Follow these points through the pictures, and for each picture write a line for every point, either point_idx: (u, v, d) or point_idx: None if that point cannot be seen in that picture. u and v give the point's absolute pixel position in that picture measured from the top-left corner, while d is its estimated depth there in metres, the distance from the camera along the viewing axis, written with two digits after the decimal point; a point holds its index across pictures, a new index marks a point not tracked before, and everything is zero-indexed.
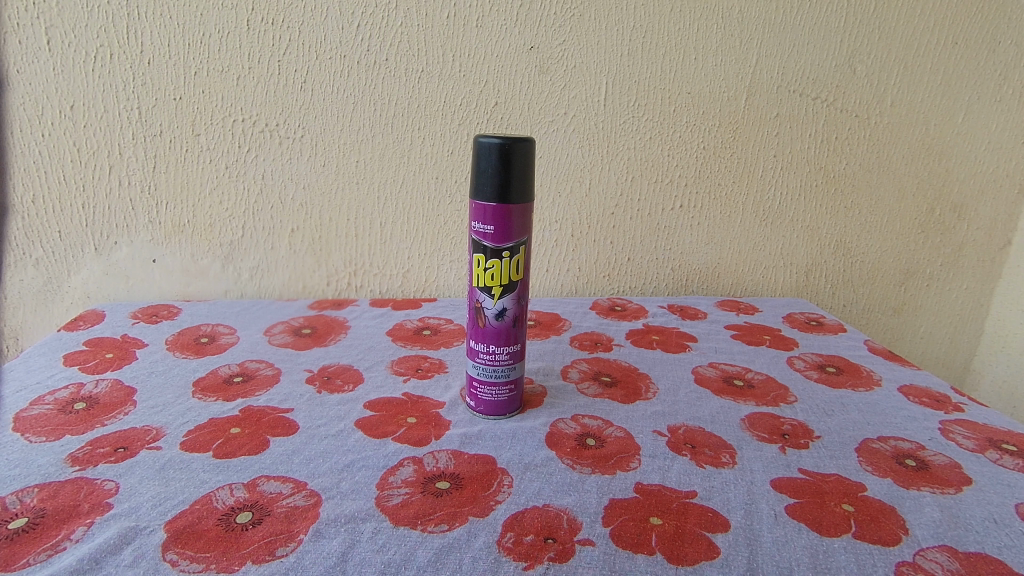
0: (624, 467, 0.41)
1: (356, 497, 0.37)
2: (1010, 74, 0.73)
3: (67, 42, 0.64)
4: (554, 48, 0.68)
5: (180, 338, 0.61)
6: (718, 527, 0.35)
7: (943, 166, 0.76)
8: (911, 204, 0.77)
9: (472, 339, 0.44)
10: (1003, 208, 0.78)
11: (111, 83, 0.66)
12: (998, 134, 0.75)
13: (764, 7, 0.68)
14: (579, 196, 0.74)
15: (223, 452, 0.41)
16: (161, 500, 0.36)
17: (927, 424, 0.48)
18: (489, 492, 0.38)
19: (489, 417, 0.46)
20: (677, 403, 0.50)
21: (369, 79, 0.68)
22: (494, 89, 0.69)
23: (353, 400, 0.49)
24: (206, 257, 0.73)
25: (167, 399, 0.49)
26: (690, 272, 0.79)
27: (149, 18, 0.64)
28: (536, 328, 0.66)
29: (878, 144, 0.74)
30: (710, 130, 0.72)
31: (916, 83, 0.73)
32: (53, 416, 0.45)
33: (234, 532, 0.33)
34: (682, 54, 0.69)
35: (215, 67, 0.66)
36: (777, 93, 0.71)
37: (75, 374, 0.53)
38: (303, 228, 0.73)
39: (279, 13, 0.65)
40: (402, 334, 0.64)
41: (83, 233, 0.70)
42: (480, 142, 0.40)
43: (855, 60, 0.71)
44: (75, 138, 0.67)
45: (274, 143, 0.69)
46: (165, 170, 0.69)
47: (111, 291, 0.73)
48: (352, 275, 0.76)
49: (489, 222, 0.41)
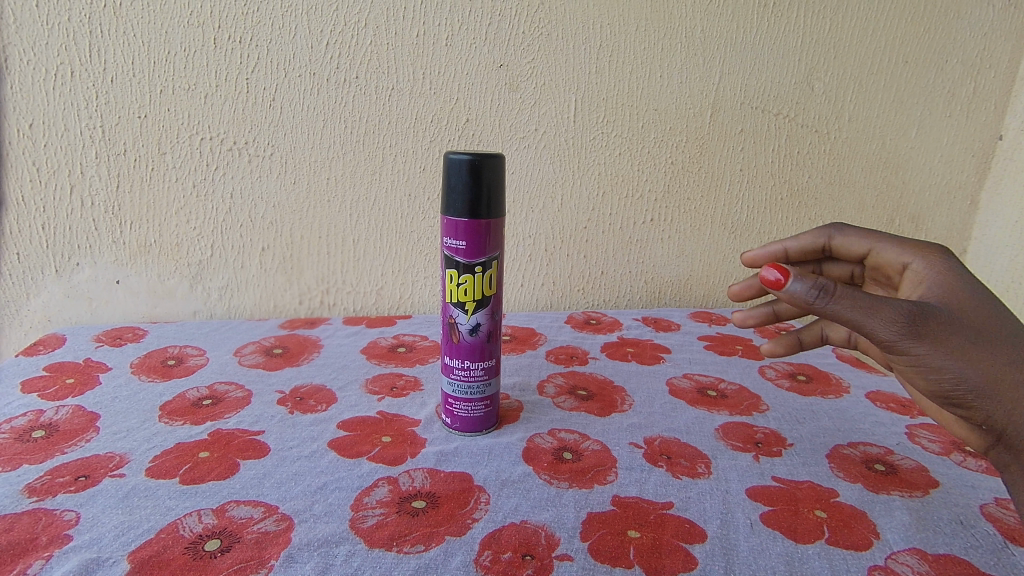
0: (601, 480, 0.41)
1: (329, 520, 0.36)
2: (958, 91, 0.76)
3: (27, 61, 0.63)
4: (524, 65, 0.69)
5: (146, 362, 0.59)
6: (695, 538, 0.35)
7: (901, 178, 0.79)
8: (871, 215, 0.80)
9: (447, 356, 0.44)
10: (958, 217, 0.81)
11: (73, 101, 0.64)
12: (950, 148, 0.78)
13: (725, 26, 0.70)
14: (551, 211, 0.74)
15: (191, 478, 0.40)
16: (125, 530, 0.34)
17: (894, 429, 0.49)
18: (466, 510, 0.37)
19: (465, 433, 0.46)
20: (653, 415, 0.51)
21: (339, 96, 0.68)
22: (464, 107, 0.69)
23: (327, 420, 0.49)
24: (173, 277, 0.72)
25: (131, 424, 0.47)
26: (662, 285, 0.80)
27: (112, 36, 0.63)
28: (511, 343, 0.66)
29: (838, 157, 0.77)
30: (679, 145, 0.74)
31: (871, 100, 0.75)
32: (9, 445, 0.44)
33: (201, 560, 0.32)
34: (648, 71, 0.71)
35: (182, 85, 0.65)
36: (740, 109, 0.74)
37: (34, 401, 0.51)
38: (274, 247, 0.72)
39: (247, 31, 0.65)
40: (376, 352, 0.63)
41: (43, 255, 0.68)
42: (450, 159, 0.40)
43: (814, 77, 0.74)
44: (35, 158, 0.65)
45: (243, 161, 0.68)
46: (129, 189, 0.68)
47: (73, 313, 0.71)
48: (325, 293, 0.75)
49: (461, 238, 0.41)
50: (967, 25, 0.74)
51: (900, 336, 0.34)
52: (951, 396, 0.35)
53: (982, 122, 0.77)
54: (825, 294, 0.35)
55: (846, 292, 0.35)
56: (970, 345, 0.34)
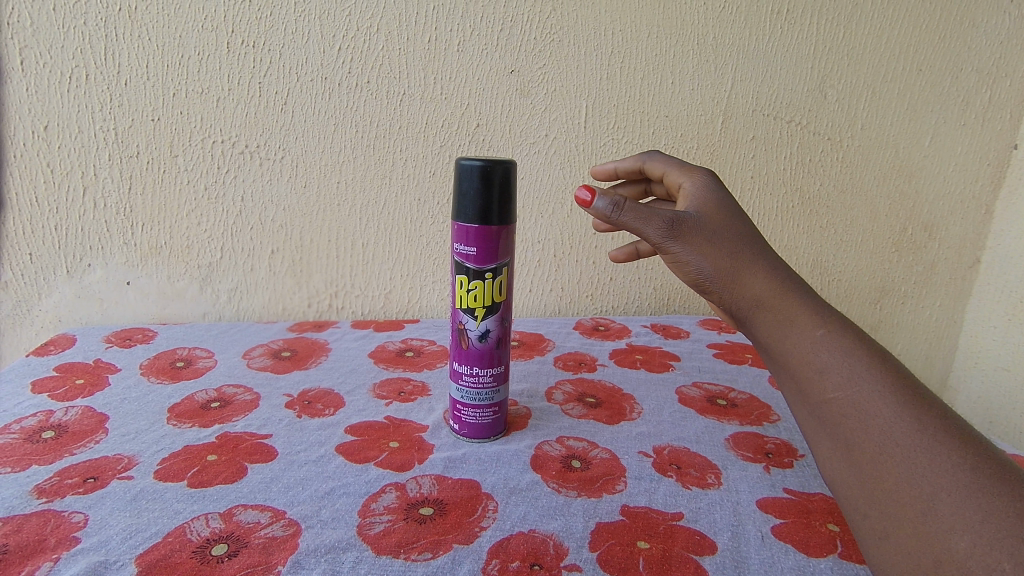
0: (610, 489, 0.40)
1: (336, 526, 0.36)
2: (972, 100, 0.75)
3: (42, 63, 0.63)
4: (535, 71, 0.69)
5: (155, 363, 0.60)
6: (705, 550, 0.35)
7: (913, 186, 0.78)
8: (884, 224, 0.79)
9: (456, 362, 0.44)
10: (971, 227, 0.80)
11: (87, 103, 0.65)
12: (963, 156, 0.77)
13: (737, 33, 0.70)
14: (560, 217, 0.74)
15: (198, 481, 0.40)
16: (133, 533, 0.34)
17: None
18: (474, 518, 0.37)
19: (473, 439, 0.46)
20: (662, 423, 0.50)
21: (350, 101, 0.68)
22: (475, 112, 0.69)
23: (334, 424, 0.48)
24: (183, 279, 0.72)
25: (139, 426, 0.47)
26: (672, 291, 0.79)
27: (127, 39, 0.64)
28: (519, 349, 0.66)
29: (851, 166, 0.76)
30: (690, 152, 0.73)
31: (884, 108, 0.75)
32: (19, 445, 0.44)
33: (208, 565, 0.32)
34: (660, 78, 0.71)
35: (194, 88, 0.66)
36: (752, 116, 0.73)
37: (44, 401, 0.51)
38: (283, 249, 0.72)
39: (260, 35, 0.65)
40: (384, 356, 0.63)
41: (55, 255, 0.69)
42: (462, 164, 0.39)
43: (826, 85, 0.73)
44: (49, 159, 0.66)
45: (254, 164, 0.69)
46: (141, 191, 0.68)
47: (83, 314, 0.71)
48: (333, 297, 0.75)
49: (471, 243, 0.41)
50: (982, 33, 0.73)
51: (665, 238, 0.42)
52: (699, 283, 0.42)
53: (997, 131, 0.77)
54: (618, 208, 0.41)
55: (633, 207, 0.41)
56: (713, 243, 0.41)
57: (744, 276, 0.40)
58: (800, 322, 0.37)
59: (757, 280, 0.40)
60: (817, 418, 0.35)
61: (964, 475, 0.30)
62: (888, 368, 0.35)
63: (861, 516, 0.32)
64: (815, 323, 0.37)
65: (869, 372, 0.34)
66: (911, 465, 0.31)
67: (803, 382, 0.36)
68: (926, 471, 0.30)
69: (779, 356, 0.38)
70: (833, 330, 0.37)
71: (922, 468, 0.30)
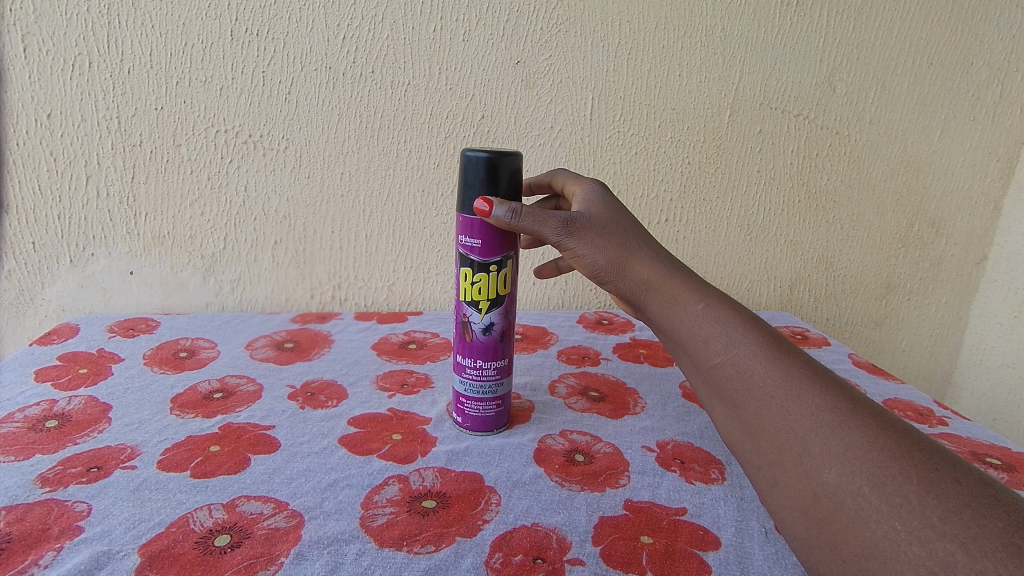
0: (614, 483, 0.40)
1: (339, 518, 0.36)
2: (983, 95, 0.75)
3: (45, 50, 0.63)
4: (541, 62, 0.68)
5: (159, 353, 0.60)
6: (709, 545, 0.35)
7: (921, 181, 0.77)
8: (891, 219, 0.78)
9: (460, 354, 0.44)
10: (979, 223, 0.79)
11: (89, 92, 0.64)
12: (973, 152, 0.77)
13: (746, 25, 0.69)
14: None
15: (201, 471, 0.40)
16: (136, 522, 0.34)
17: None
18: (477, 511, 0.37)
19: (476, 433, 0.46)
20: (665, 418, 0.50)
21: (355, 91, 0.67)
22: (480, 103, 0.69)
23: (337, 416, 0.48)
24: (187, 269, 0.72)
25: (142, 416, 0.47)
26: None
27: (129, 26, 0.63)
28: (523, 342, 0.66)
29: (859, 160, 0.76)
30: (696, 145, 0.73)
31: (893, 102, 0.74)
32: (22, 434, 0.44)
33: (211, 556, 0.32)
34: (667, 70, 0.70)
35: (198, 77, 0.65)
36: (760, 110, 0.72)
37: (47, 390, 0.51)
38: (286, 240, 0.72)
39: (263, 24, 0.64)
40: (387, 348, 0.63)
41: (58, 244, 0.69)
42: (468, 156, 0.39)
43: (836, 78, 0.73)
44: (52, 147, 0.65)
45: (257, 154, 0.68)
46: (144, 181, 0.68)
47: (86, 303, 0.71)
48: (336, 288, 0.75)
49: (477, 236, 0.41)
50: (994, 27, 0.73)
51: (562, 236, 0.41)
52: (597, 276, 0.42)
53: (1007, 126, 0.76)
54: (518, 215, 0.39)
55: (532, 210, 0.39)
56: (605, 235, 0.41)
57: (632, 263, 0.40)
58: (724, 306, 0.37)
59: (643, 267, 0.40)
60: (709, 386, 0.36)
61: (833, 416, 0.31)
62: (759, 328, 0.36)
63: (755, 469, 0.33)
64: (694, 295, 0.38)
65: (747, 332, 0.35)
66: (808, 414, 0.31)
67: (694, 355, 0.37)
68: (798, 415, 0.31)
69: (670, 334, 0.38)
70: (709, 301, 0.38)
71: (841, 420, 0.30)
